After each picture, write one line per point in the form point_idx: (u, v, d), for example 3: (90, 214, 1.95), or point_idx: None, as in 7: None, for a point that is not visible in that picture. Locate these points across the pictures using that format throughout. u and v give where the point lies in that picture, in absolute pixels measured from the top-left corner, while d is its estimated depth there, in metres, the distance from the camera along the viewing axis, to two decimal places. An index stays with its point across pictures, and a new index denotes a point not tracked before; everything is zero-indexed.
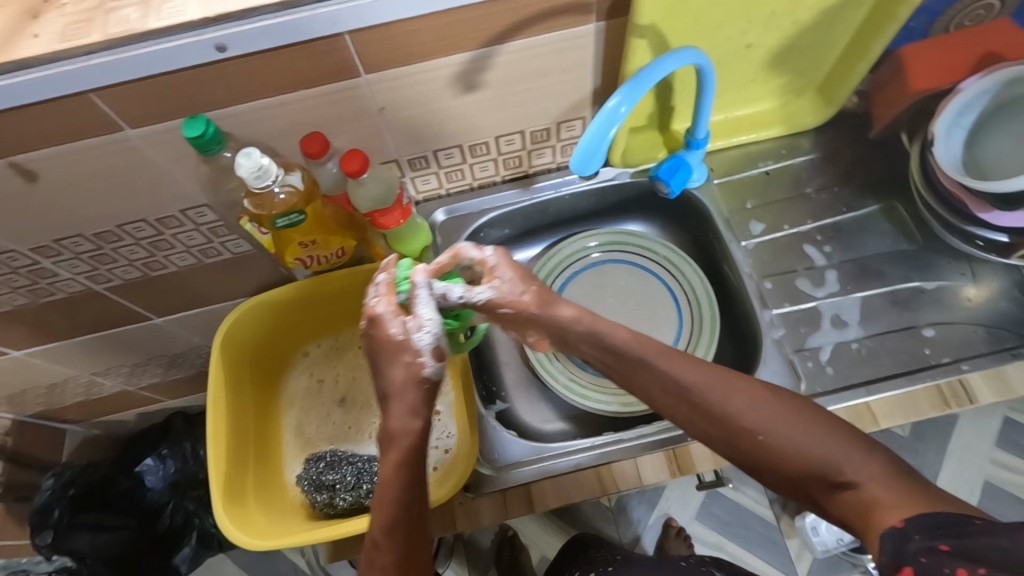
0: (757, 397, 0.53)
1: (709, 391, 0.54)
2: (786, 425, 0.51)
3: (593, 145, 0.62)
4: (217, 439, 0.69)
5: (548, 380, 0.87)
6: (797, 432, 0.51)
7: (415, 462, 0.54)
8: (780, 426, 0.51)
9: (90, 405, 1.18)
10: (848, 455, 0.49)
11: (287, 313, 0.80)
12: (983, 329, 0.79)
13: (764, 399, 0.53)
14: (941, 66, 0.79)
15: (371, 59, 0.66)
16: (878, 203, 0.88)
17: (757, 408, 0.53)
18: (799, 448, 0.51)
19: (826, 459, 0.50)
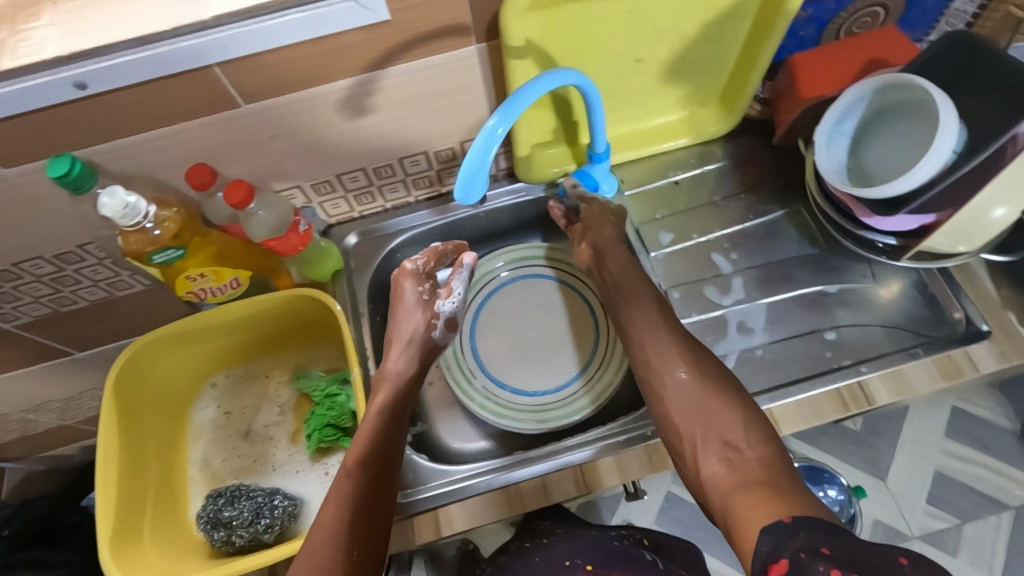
0: (701, 375, 0.66)
1: (671, 358, 0.69)
2: (707, 398, 0.64)
3: (471, 169, 0.59)
4: (106, 481, 0.67)
5: (466, 403, 0.86)
6: (712, 397, 0.64)
7: (372, 463, 0.66)
8: (696, 392, 0.65)
9: (26, 441, 1.15)
10: (742, 429, 0.61)
11: (188, 345, 0.78)
12: (883, 330, 0.80)
13: (705, 378, 0.66)
14: (829, 69, 0.80)
15: (248, 90, 0.65)
16: (784, 209, 0.89)
17: (695, 381, 0.66)
18: (700, 417, 0.63)
19: (720, 417, 0.62)
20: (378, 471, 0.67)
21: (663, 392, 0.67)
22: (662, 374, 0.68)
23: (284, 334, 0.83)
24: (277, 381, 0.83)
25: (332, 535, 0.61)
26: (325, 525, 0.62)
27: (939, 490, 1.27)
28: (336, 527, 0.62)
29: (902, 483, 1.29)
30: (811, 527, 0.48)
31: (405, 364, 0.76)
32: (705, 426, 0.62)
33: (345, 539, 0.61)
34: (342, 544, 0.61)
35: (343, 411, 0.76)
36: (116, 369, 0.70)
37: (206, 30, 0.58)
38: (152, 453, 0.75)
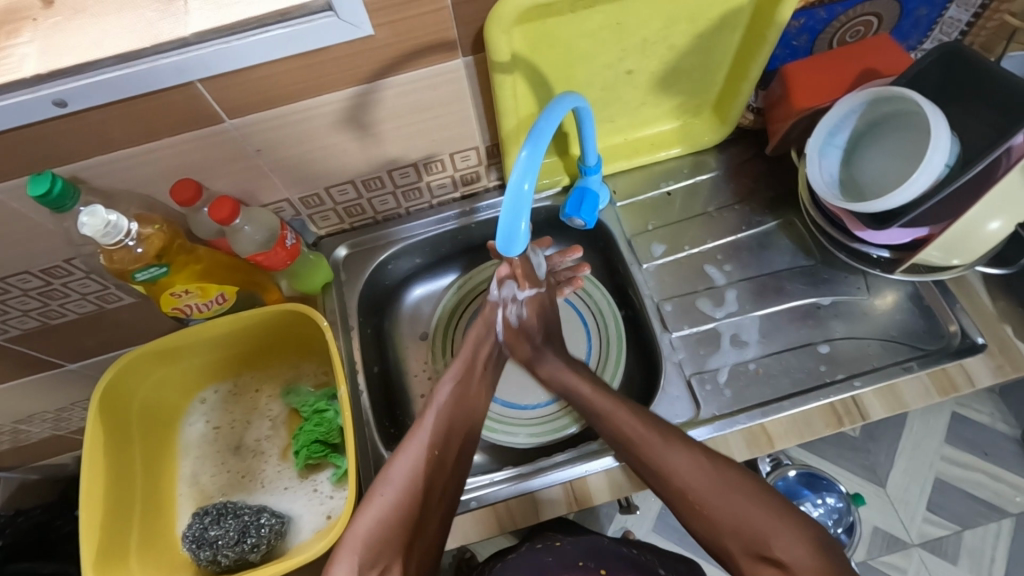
0: (699, 466, 0.65)
1: (662, 459, 0.66)
2: (722, 495, 0.63)
3: (512, 223, 0.58)
4: (90, 501, 0.66)
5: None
6: (737, 505, 0.63)
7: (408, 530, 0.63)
8: (718, 504, 0.63)
9: (17, 453, 1.14)
10: (776, 531, 0.61)
11: (176, 360, 0.77)
12: (878, 343, 0.79)
13: (705, 468, 0.64)
14: (823, 80, 0.79)
15: (233, 105, 0.65)
16: (778, 219, 0.88)
17: (699, 476, 0.64)
18: (721, 521, 0.63)
19: (756, 531, 0.62)
20: (474, 389, 0.75)
21: (690, 519, 0.65)
22: (679, 497, 0.65)
23: (272, 349, 0.82)
24: (267, 395, 0.82)
25: (428, 435, 0.69)
26: (428, 423, 0.70)
27: (938, 497, 1.26)
28: (436, 426, 0.70)
29: (901, 489, 1.28)
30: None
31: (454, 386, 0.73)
32: (742, 543, 0.62)
33: (439, 432, 0.69)
34: (434, 439, 0.69)
35: (331, 427, 0.76)
36: (101, 387, 0.70)
37: (186, 48, 0.58)
38: (139, 471, 0.74)
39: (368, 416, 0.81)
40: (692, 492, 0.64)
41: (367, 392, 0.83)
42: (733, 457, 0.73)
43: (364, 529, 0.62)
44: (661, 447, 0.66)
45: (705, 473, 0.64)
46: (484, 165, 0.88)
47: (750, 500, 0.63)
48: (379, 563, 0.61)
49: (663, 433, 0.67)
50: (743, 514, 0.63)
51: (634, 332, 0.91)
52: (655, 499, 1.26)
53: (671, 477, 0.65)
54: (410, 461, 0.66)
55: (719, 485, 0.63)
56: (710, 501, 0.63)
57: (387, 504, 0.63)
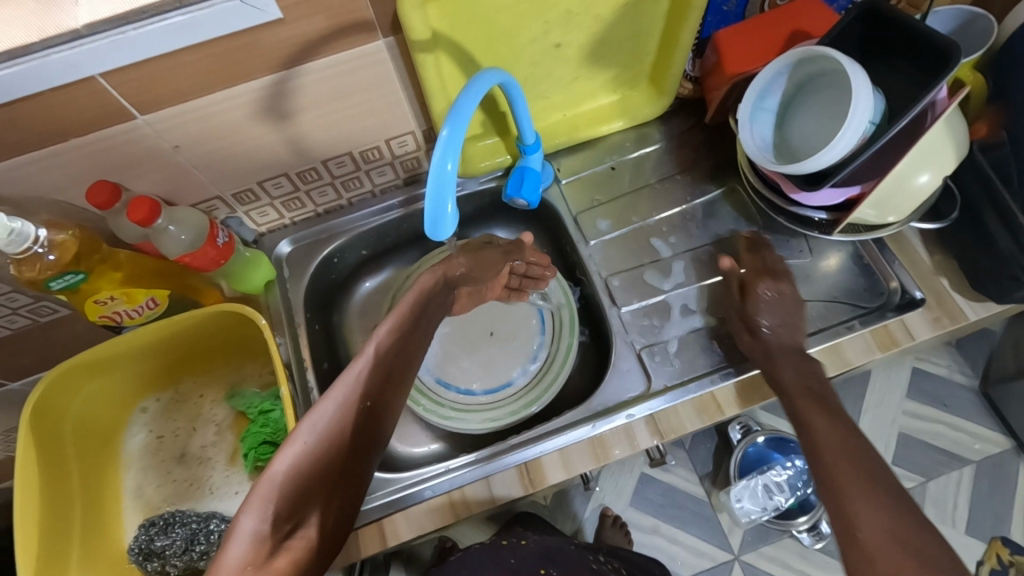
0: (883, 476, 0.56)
1: (869, 455, 0.58)
2: (865, 506, 0.54)
3: (438, 205, 0.56)
4: (24, 522, 0.64)
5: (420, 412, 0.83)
6: (873, 525, 0.52)
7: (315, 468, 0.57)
8: (872, 516, 0.53)
9: None
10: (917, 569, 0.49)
11: (109, 370, 0.75)
12: (822, 304, 0.80)
13: (884, 477, 0.56)
14: (755, 44, 0.78)
15: (143, 99, 0.62)
16: (720, 187, 0.88)
17: (888, 483, 0.56)
18: (864, 536, 0.52)
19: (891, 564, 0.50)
20: (416, 340, 0.69)
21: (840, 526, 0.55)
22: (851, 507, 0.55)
23: (213, 351, 0.80)
24: (211, 400, 0.80)
25: (356, 378, 0.62)
26: (356, 368, 0.63)
27: (902, 450, 1.29)
28: (365, 373, 0.63)
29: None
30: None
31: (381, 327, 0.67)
32: (853, 555, 0.52)
33: (369, 382, 0.63)
34: (364, 389, 0.62)
35: (277, 427, 0.74)
36: (30, 404, 0.67)
37: (79, 41, 0.54)
38: (78, 487, 0.72)
39: None
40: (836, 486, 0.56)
41: (318, 389, 0.82)
42: (685, 425, 0.74)
43: (279, 471, 0.55)
44: (863, 450, 0.59)
45: (888, 491, 0.55)
46: (422, 150, 0.86)
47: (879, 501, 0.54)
48: (294, 516, 0.54)
49: (838, 423, 0.62)
50: (869, 519, 0.53)
51: (586, 310, 0.90)
52: (630, 474, 1.28)
53: (847, 489, 0.56)
54: (338, 401, 0.60)
55: (870, 496, 0.54)
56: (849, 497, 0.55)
57: (307, 449, 0.57)
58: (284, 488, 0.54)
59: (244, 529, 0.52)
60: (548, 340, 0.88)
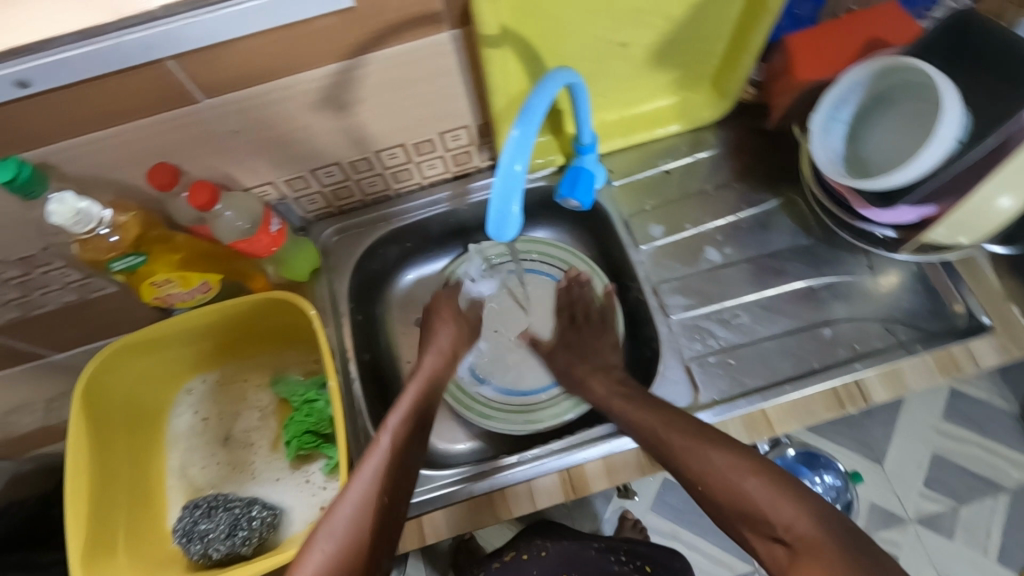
0: (730, 464, 0.62)
1: (677, 445, 0.65)
2: (718, 475, 0.62)
3: (504, 203, 0.55)
4: (75, 496, 0.64)
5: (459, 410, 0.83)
6: (744, 488, 0.60)
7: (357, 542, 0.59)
8: (723, 484, 0.61)
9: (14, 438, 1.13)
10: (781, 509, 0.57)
11: (159, 350, 0.75)
12: (882, 325, 0.77)
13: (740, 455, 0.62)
14: (829, 51, 0.75)
15: (208, 83, 0.61)
16: (779, 197, 0.85)
17: (712, 460, 0.62)
18: (724, 496, 0.61)
19: (756, 512, 0.59)
20: (429, 414, 0.73)
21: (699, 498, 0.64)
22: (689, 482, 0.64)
23: (259, 337, 0.80)
24: (255, 386, 0.80)
25: (394, 434, 0.67)
26: (383, 443, 0.66)
27: (935, 472, 1.26)
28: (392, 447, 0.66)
29: (898, 465, 1.27)
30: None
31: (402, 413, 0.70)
32: (709, 502, 0.63)
33: (397, 455, 0.65)
34: (390, 464, 0.65)
35: (321, 418, 0.74)
36: (83, 380, 0.67)
37: (154, 23, 0.54)
38: (125, 465, 0.73)
39: (360, 405, 0.79)
40: (703, 481, 0.63)
41: (359, 381, 0.81)
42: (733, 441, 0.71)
43: (321, 553, 0.58)
44: (690, 436, 0.65)
45: (734, 462, 0.62)
46: (474, 145, 0.85)
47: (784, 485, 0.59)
48: None
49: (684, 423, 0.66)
50: (770, 500, 0.58)
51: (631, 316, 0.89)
52: (653, 479, 1.25)
53: (684, 466, 0.64)
54: (381, 453, 0.65)
55: (732, 465, 0.61)
56: (751, 486, 0.60)
57: (361, 499, 0.61)
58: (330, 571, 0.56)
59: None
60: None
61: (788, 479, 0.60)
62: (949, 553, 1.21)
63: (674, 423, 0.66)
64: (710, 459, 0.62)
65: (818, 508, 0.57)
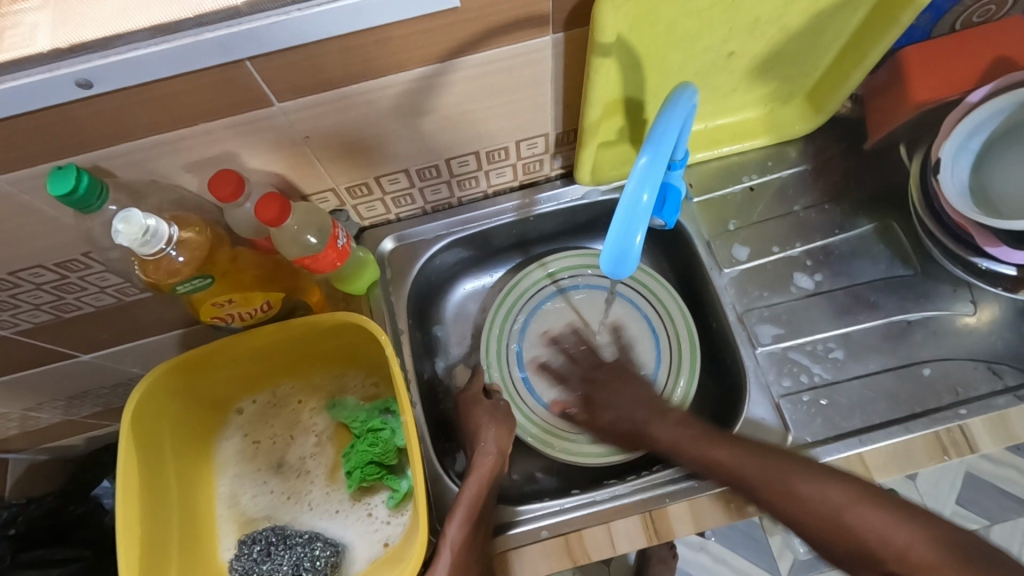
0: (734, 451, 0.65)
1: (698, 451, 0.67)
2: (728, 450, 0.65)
3: (626, 236, 0.49)
4: (127, 532, 0.59)
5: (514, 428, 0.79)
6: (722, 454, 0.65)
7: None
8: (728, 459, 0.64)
9: (35, 433, 1.07)
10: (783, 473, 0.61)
11: (213, 369, 0.70)
12: (984, 366, 0.72)
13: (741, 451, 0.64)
14: (948, 69, 0.69)
15: (286, 86, 0.55)
16: (873, 222, 0.79)
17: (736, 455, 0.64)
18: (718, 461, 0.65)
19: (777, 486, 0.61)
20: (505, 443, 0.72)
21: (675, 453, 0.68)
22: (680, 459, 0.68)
23: (317, 356, 0.74)
24: (310, 408, 0.75)
25: (483, 475, 0.67)
26: (470, 491, 0.65)
27: (969, 492, 1.31)
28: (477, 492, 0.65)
29: (931, 483, 1.32)
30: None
31: (489, 450, 0.70)
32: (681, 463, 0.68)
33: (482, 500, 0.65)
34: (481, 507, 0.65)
35: (387, 448, 0.68)
36: (133, 405, 0.62)
37: (237, 20, 0.47)
38: (175, 493, 0.67)
39: (423, 432, 0.74)
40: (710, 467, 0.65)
41: (420, 405, 0.76)
42: None
43: None
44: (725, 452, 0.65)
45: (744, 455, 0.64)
46: (549, 154, 0.79)
47: (879, 504, 0.58)
48: None
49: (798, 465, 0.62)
50: (882, 526, 0.56)
51: (706, 342, 0.84)
52: None
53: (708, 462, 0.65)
54: (472, 493, 0.65)
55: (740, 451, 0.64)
56: (861, 513, 0.57)
57: (458, 543, 0.61)
58: None
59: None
60: (665, 372, 0.81)
61: (879, 496, 0.58)
62: None
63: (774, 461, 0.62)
64: (802, 496, 0.60)
65: (922, 529, 0.55)
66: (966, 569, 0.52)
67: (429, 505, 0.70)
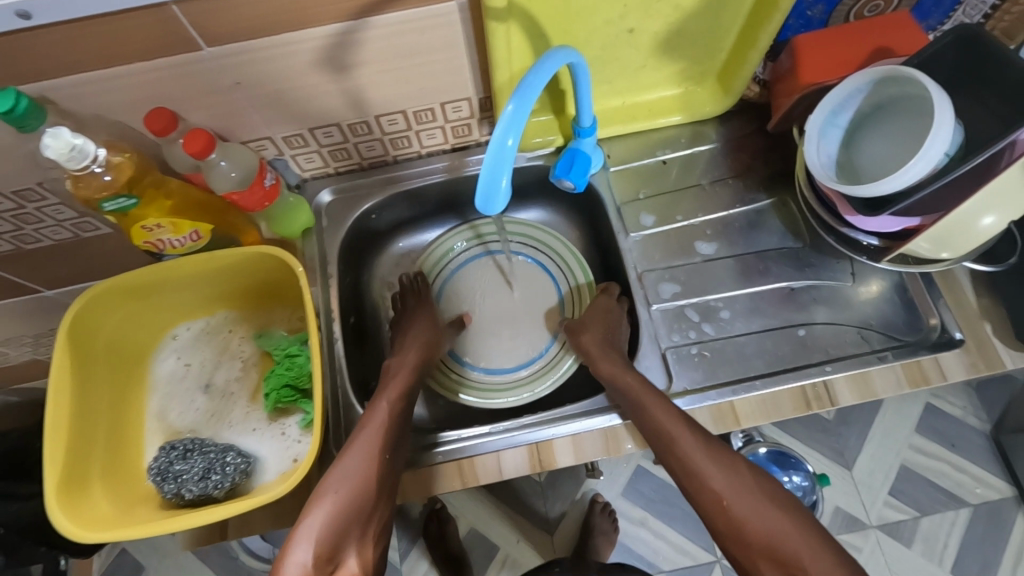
0: (732, 482, 0.66)
1: (693, 467, 0.66)
2: (722, 479, 0.66)
3: (493, 178, 0.57)
4: (54, 427, 0.66)
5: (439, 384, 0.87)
6: (716, 480, 0.66)
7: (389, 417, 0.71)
8: (749, 513, 0.64)
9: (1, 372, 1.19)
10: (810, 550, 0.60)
11: (146, 293, 0.76)
12: (856, 331, 0.79)
13: (738, 485, 0.66)
14: (833, 56, 0.75)
15: (213, 31, 0.61)
16: (771, 198, 0.86)
17: (727, 483, 0.66)
18: (710, 483, 0.66)
19: (716, 497, 0.65)
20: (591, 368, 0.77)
21: (674, 469, 0.68)
22: (663, 445, 0.67)
23: (249, 291, 0.81)
24: (240, 336, 0.81)
25: (370, 442, 0.68)
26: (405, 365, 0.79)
27: (901, 483, 1.37)
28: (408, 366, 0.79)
29: (866, 474, 1.39)
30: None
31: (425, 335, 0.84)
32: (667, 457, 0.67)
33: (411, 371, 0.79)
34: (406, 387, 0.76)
35: (301, 372, 0.76)
36: (67, 319, 0.68)
37: None
38: (107, 404, 0.73)
39: (341, 364, 0.81)
40: (727, 503, 0.65)
41: (342, 340, 0.83)
42: None
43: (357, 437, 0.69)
44: (704, 459, 0.66)
45: (739, 484, 0.66)
46: (475, 118, 0.85)
47: (748, 491, 0.65)
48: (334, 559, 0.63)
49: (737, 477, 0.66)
50: (780, 533, 0.62)
51: None
52: (625, 466, 1.40)
53: (702, 487, 0.66)
54: (359, 459, 0.67)
55: (745, 490, 0.65)
56: (743, 506, 0.64)
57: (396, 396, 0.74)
58: (349, 451, 0.68)
59: (292, 568, 0.62)
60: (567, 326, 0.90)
61: (770, 502, 0.65)
62: (901, 557, 1.32)
63: (717, 450, 0.67)
64: (688, 454, 0.66)
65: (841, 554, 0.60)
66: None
67: (339, 427, 0.77)
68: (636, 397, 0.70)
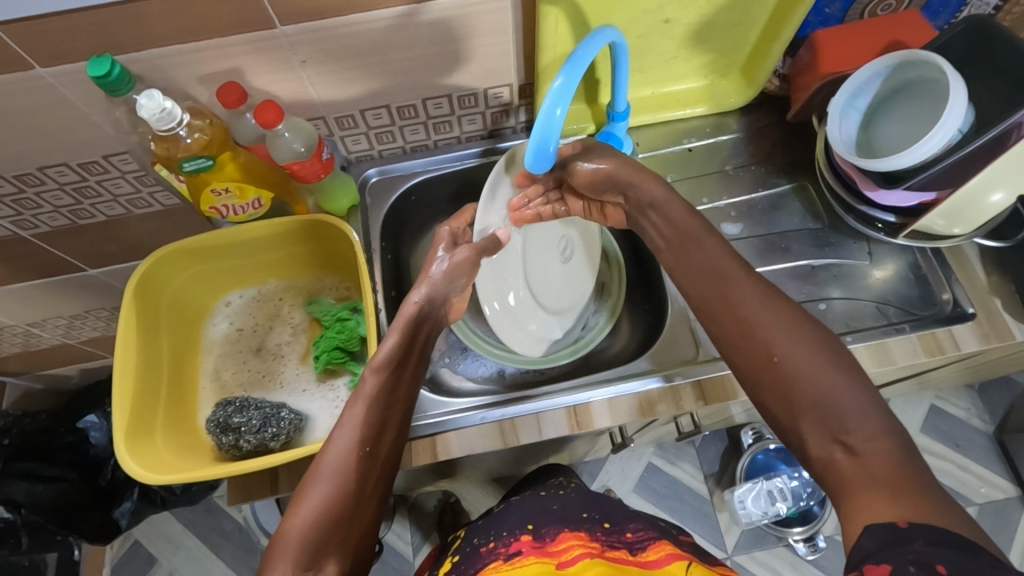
0: (787, 324, 0.53)
1: (749, 305, 0.55)
2: (778, 331, 0.53)
3: (543, 144, 0.63)
4: (122, 374, 0.69)
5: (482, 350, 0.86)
6: (768, 320, 0.54)
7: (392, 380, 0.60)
8: (806, 365, 0.50)
9: (32, 355, 1.22)
10: (859, 415, 0.48)
11: (207, 258, 0.80)
12: (874, 305, 0.83)
13: (795, 329, 0.53)
14: (851, 48, 0.81)
15: (289, 10, 0.67)
16: (791, 183, 0.92)
17: (787, 333, 0.53)
18: (756, 327, 0.54)
19: (766, 347, 0.53)
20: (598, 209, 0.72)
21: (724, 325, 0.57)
22: (708, 286, 0.59)
23: (300, 261, 0.85)
24: (289, 304, 0.86)
25: (355, 425, 0.56)
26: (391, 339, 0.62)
27: None
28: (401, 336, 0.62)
29: None
30: (929, 536, 0.40)
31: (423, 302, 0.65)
32: (716, 305, 0.57)
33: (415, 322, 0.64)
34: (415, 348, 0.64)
35: (352, 335, 0.79)
36: (135, 277, 0.72)
37: None
38: (166, 360, 0.77)
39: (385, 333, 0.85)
40: (780, 352, 0.52)
41: (384, 310, 0.87)
42: (729, 395, 0.78)
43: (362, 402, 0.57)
44: (756, 299, 0.55)
45: (799, 329, 0.53)
46: (514, 105, 0.90)
47: (806, 344, 0.52)
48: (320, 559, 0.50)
49: (802, 324, 0.53)
50: (826, 384, 0.49)
51: (645, 281, 0.94)
52: (637, 462, 1.43)
53: (757, 332, 0.54)
54: (338, 452, 0.54)
55: (807, 344, 0.51)
56: (800, 360, 0.51)
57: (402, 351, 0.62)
58: (350, 415, 0.56)
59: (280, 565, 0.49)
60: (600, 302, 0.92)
61: (846, 361, 0.51)
62: None
63: (766, 291, 0.56)
64: (735, 300, 0.56)
65: (895, 422, 0.48)
66: (896, 471, 0.45)
67: None
68: (680, 237, 0.63)
